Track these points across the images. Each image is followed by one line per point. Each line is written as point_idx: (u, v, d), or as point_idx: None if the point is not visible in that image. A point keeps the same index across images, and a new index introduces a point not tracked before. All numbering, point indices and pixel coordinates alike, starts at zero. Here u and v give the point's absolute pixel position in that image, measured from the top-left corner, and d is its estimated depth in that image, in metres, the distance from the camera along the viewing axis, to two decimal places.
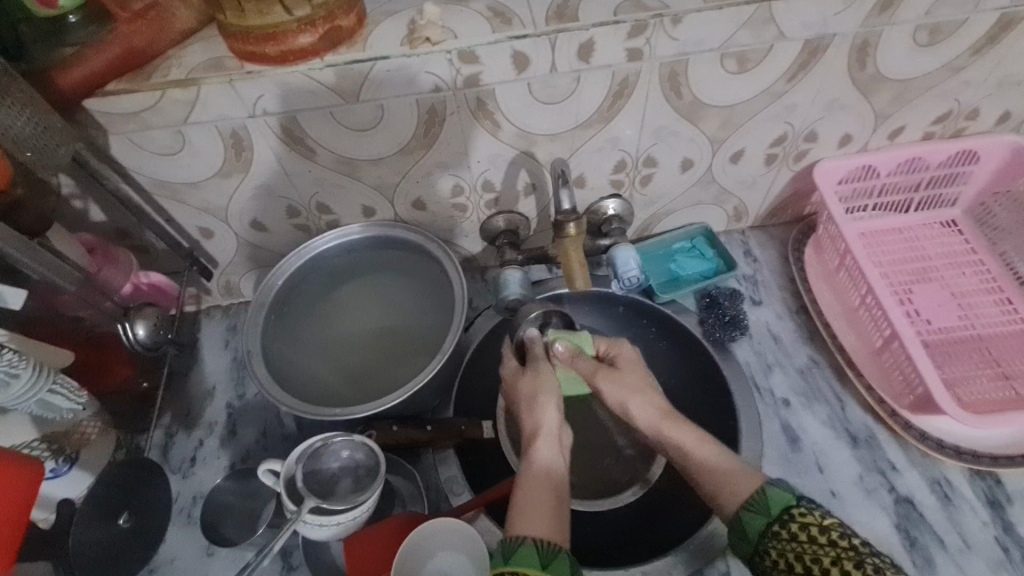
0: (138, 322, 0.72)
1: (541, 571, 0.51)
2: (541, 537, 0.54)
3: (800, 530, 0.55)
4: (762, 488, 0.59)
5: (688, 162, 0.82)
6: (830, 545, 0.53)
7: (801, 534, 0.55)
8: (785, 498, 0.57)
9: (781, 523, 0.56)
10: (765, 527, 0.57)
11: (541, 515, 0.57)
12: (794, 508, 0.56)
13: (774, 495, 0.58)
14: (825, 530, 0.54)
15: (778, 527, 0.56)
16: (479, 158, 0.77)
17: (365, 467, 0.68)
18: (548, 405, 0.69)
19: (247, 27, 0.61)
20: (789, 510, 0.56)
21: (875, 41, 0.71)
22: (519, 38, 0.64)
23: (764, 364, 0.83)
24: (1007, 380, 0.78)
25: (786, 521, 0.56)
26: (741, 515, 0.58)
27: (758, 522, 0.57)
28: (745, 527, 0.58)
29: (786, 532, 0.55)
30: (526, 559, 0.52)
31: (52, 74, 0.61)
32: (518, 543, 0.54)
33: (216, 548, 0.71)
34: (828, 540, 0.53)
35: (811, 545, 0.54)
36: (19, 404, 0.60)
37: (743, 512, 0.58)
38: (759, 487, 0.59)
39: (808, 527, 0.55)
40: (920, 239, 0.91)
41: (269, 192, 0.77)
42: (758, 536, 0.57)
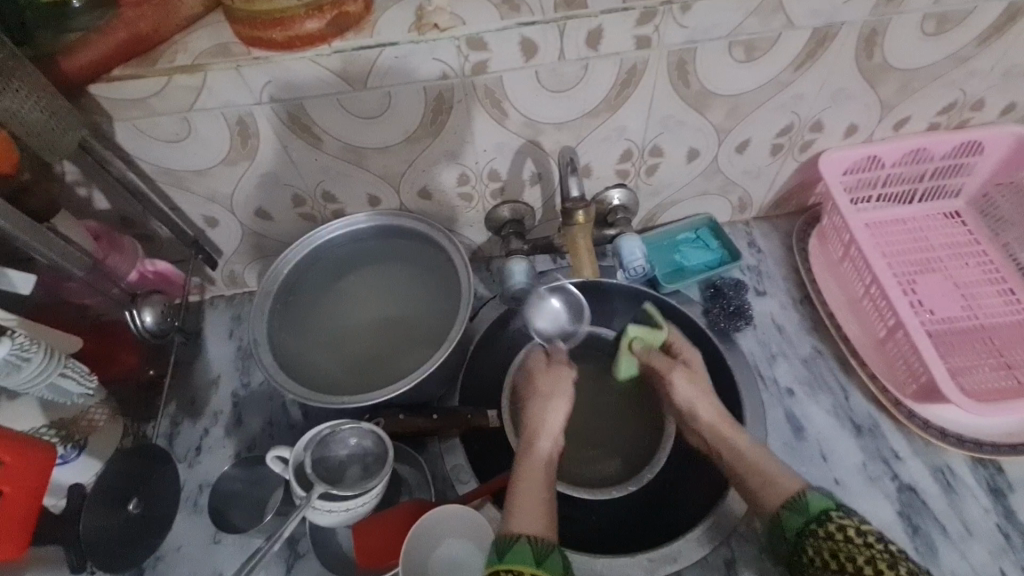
0: (146, 309, 0.72)
1: (535, 568, 0.58)
2: (535, 534, 0.60)
3: (837, 530, 0.58)
4: (804, 492, 0.63)
5: (694, 152, 0.82)
6: (866, 547, 0.56)
7: (837, 534, 0.58)
8: (825, 503, 0.61)
9: (819, 522, 0.60)
10: (803, 525, 0.60)
11: (535, 510, 0.63)
12: (831, 511, 0.60)
13: (816, 499, 0.62)
14: (863, 533, 0.57)
15: (815, 526, 0.60)
16: (485, 147, 0.77)
17: (374, 455, 0.68)
18: (556, 407, 0.74)
19: (256, 11, 0.60)
20: (826, 512, 0.60)
21: (883, 30, 0.71)
22: (527, 25, 0.64)
23: (769, 354, 0.83)
24: (1009, 369, 0.79)
25: (823, 520, 0.60)
26: (782, 513, 0.62)
27: (797, 522, 0.61)
28: (785, 524, 0.62)
29: (822, 531, 0.59)
30: (521, 554, 0.58)
31: (55, 59, 0.60)
32: (513, 540, 0.60)
33: (224, 535, 0.71)
34: (863, 542, 0.57)
35: (846, 544, 0.57)
36: (30, 387, 0.59)
37: (783, 510, 0.62)
38: (801, 490, 0.63)
39: (845, 528, 0.58)
40: (922, 230, 0.92)
41: (275, 180, 0.77)
42: (796, 535, 0.61)
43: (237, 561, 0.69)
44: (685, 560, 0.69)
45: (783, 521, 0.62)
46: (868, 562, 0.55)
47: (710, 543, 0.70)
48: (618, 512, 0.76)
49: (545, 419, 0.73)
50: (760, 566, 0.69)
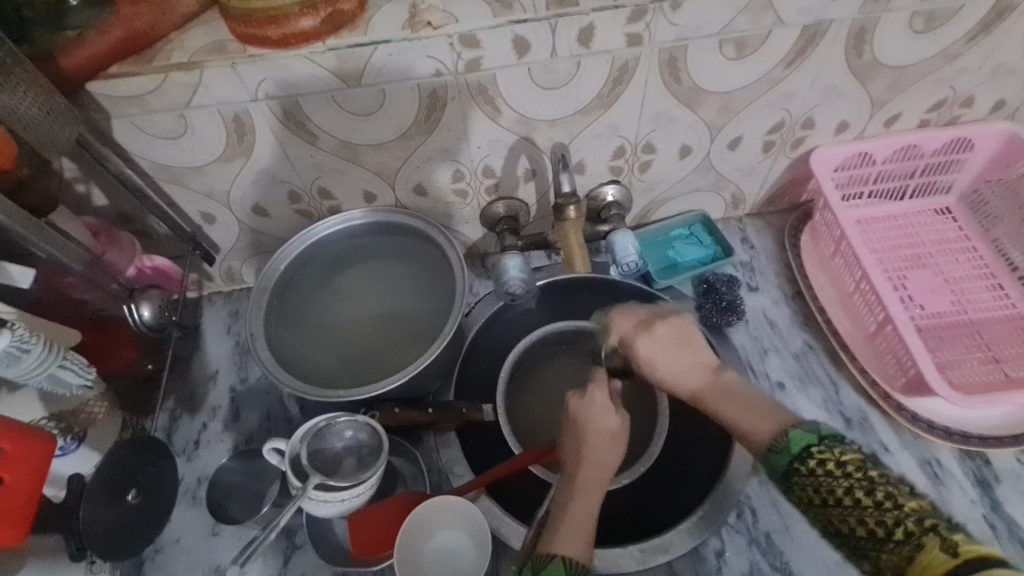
0: (144, 304, 0.74)
1: None
2: (569, 556, 0.60)
3: (818, 465, 0.57)
4: (787, 431, 0.61)
5: (687, 149, 0.83)
6: (844, 477, 0.55)
7: (818, 468, 0.57)
8: (807, 438, 0.59)
9: (802, 459, 0.58)
10: (789, 464, 0.59)
11: (577, 535, 0.62)
12: (814, 446, 0.58)
13: (797, 436, 0.60)
14: (842, 464, 0.55)
15: (799, 464, 0.58)
16: (479, 144, 0.77)
17: (369, 447, 0.69)
18: (597, 438, 0.69)
19: (251, 9, 0.61)
20: (808, 449, 0.58)
21: (872, 28, 0.72)
22: (519, 22, 0.65)
23: (760, 348, 0.85)
24: (997, 363, 0.80)
25: (805, 458, 0.58)
26: (769, 456, 0.61)
27: (783, 460, 0.60)
28: (772, 464, 0.61)
29: (805, 468, 0.58)
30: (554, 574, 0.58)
31: (53, 58, 0.61)
32: (548, 559, 0.59)
33: (222, 527, 0.72)
34: (843, 473, 0.55)
35: (828, 478, 0.56)
36: (31, 378, 0.60)
37: (769, 453, 0.61)
38: (784, 430, 0.61)
39: (825, 463, 0.56)
40: (913, 226, 0.92)
41: (271, 178, 0.78)
42: (783, 474, 0.59)
43: (235, 552, 0.71)
44: (676, 551, 0.70)
45: (771, 461, 0.61)
46: (847, 493, 0.54)
47: (700, 534, 0.71)
48: (615, 502, 0.77)
49: (592, 433, 0.69)
50: (751, 557, 0.70)
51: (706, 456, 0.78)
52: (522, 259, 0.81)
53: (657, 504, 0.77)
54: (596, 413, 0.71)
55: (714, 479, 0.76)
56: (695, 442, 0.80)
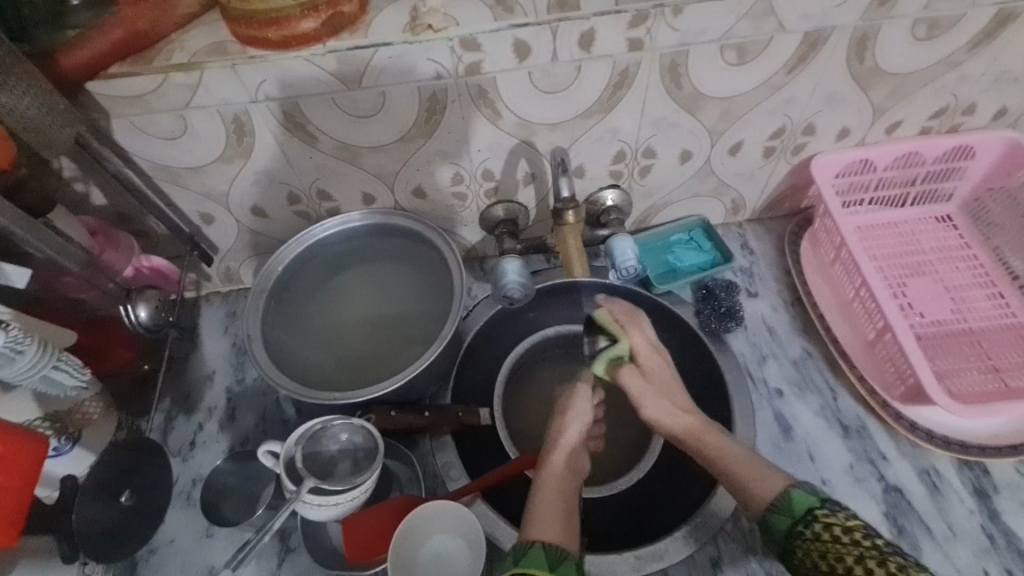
0: (140, 304, 0.74)
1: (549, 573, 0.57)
2: (548, 542, 0.60)
3: (824, 531, 0.57)
4: (787, 491, 0.61)
5: (687, 154, 0.83)
6: (852, 545, 0.55)
7: (824, 534, 0.57)
8: (809, 501, 0.60)
9: (806, 523, 0.58)
10: (790, 528, 0.59)
11: (552, 521, 0.63)
12: (818, 510, 0.59)
13: (800, 497, 0.60)
14: (849, 530, 0.56)
15: (804, 528, 0.58)
16: (479, 146, 0.77)
17: (364, 450, 0.69)
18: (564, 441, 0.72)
19: (251, 10, 0.61)
20: (812, 512, 0.59)
21: (874, 35, 0.71)
22: (520, 26, 0.65)
23: (759, 355, 0.84)
24: (997, 372, 0.79)
25: (810, 522, 0.58)
26: (769, 517, 0.61)
27: (783, 523, 0.60)
28: (773, 526, 0.61)
29: (810, 532, 0.58)
30: (534, 560, 0.58)
31: (54, 57, 0.61)
32: (528, 547, 0.60)
33: (216, 528, 0.72)
34: (851, 540, 0.55)
35: (834, 545, 0.56)
36: (24, 379, 0.60)
37: (771, 513, 0.61)
38: (784, 489, 0.62)
39: (832, 528, 0.57)
40: (913, 234, 0.92)
41: (271, 178, 0.78)
42: (785, 535, 0.60)
43: (229, 554, 0.71)
44: (671, 558, 0.70)
45: (770, 525, 0.61)
46: (858, 562, 0.54)
47: (695, 541, 0.71)
48: (610, 507, 0.78)
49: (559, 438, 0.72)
50: (747, 565, 0.69)
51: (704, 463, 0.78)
52: (520, 262, 0.82)
53: (654, 508, 0.77)
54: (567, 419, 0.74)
55: (711, 485, 0.75)
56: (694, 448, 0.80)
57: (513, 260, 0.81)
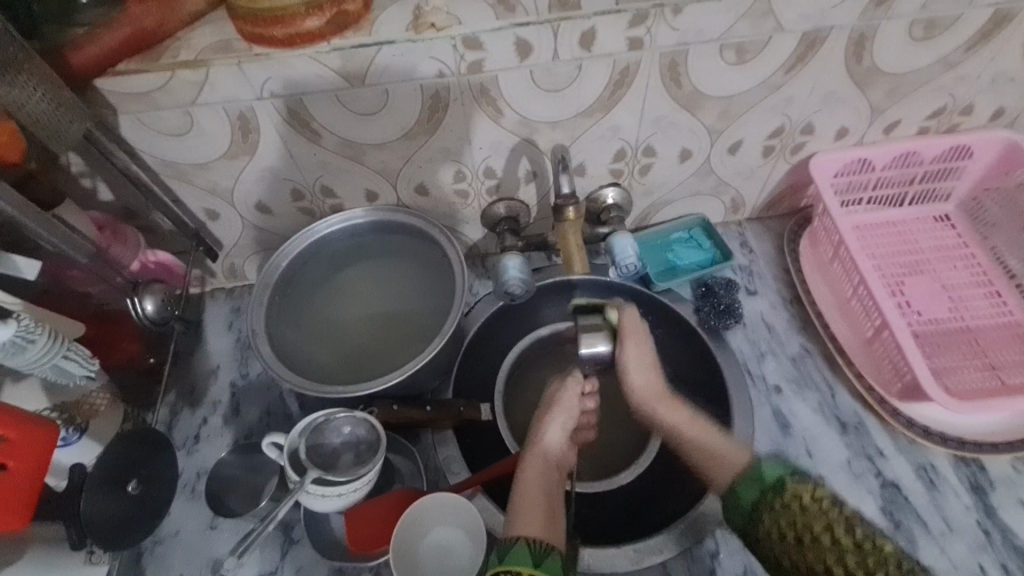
0: (147, 297, 0.74)
1: (533, 569, 0.57)
2: (533, 537, 0.61)
3: (792, 500, 0.62)
4: (756, 464, 0.67)
5: (687, 152, 0.84)
6: (821, 513, 0.60)
7: (790, 503, 0.62)
8: (779, 472, 0.65)
9: (775, 492, 0.63)
10: (758, 497, 0.64)
11: (534, 513, 0.64)
12: (785, 481, 0.64)
13: (769, 468, 0.66)
14: (819, 498, 0.61)
15: (770, 498, 0.63)
16: (480, 145, 0.78)
17: (367, 443, 0.70)
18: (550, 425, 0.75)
19: (257, 9, 0.62)
20: (782, 480, 0.64)
21: (872, 35, 0.72)
22: (522, 25, 0.66)
23: (758, 352, 0.85)
24: (993, 370, 0.80)
25: (779, 490, 0.63)
26: (737, 489, 0.67)
27: (751, 494, 0.65)
28: (739, 497, 0.66)
29: (777, 502, 0.62)
30: (518, 556, 0.59)
31: (63, 54, 0.62)
32: (511, 543, 0.60)
33: (220, 520, 0.73)
34: (818, 509, 0.60)
35: (801, 513, 0.60)
36: (35, 368, 0.61)
37: (738, 484, 0.67)
38: (756, 460, 0.68)
39: (800, 496, 0.62)
40: (911, 233, 0.93)
41: (275, 175, 0.79)
42: (750, 507, 0.64)
43: (233, 545, 0.71)
44: (670, 552, 0.70)
45: (738, 495, 0.66)
46: (825, 529, 0.59)
47: (693, 535, 0.71)
48: (610, 501, 0.79)
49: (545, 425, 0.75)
50: (745, 559, 0.70)
51: None
52: (523, 258, 0.83)
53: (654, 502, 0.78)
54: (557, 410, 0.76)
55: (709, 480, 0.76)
56: None
57: (516, 257, 0.82)
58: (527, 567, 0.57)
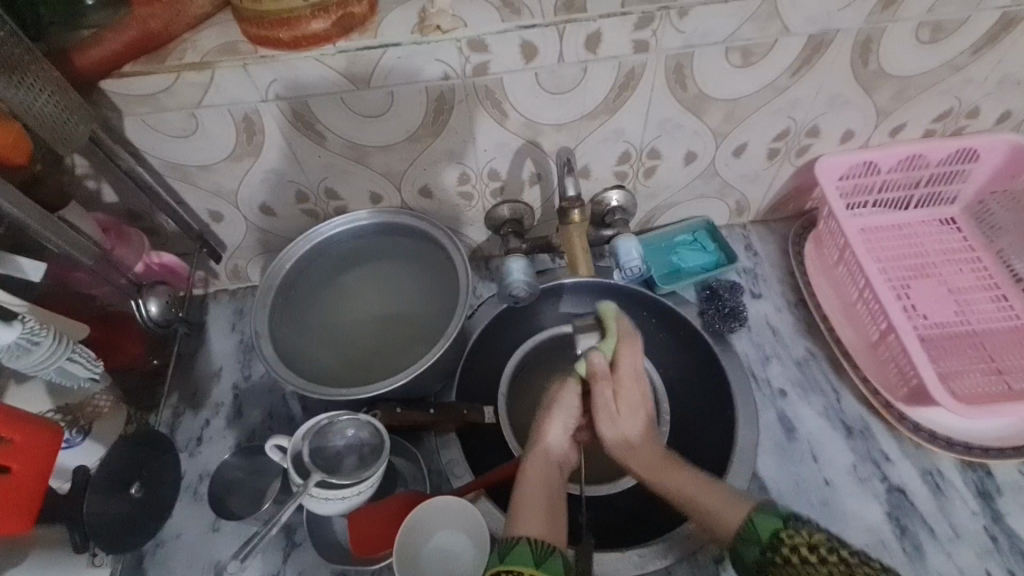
0: (150, 299, 0.73)
1: (535, 569, 0.57)
2: (534, 539, 0.60)
3: (792, 554, 0.54)
4: (752, 517, 0.59)
5: (691, 155, 0.84)
6: (821, 564, 0.52)
7: (792, 557, 0.54)
8: (773, 523, 0.57)
9: (773, 548, 0.56)
10: (760, 555, 0.57)
11: (537, 514, 0.63)
12: (783, 531, 0.56)
13: (763, 521, 0.58)
14: (816, 549, 0.53)
15: (772, 554, 0.56)
16: (485, 147, 0.78)
17: (370, 446, 0.70)
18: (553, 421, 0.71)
19: (263, 11, 0.62)
20: (778, 534, 0.56)
21: (878, 38, 0.72)
22: (527, 28, 0.65)
23: (763, 356, 0.85)
24: (1000, 375, 0.79)
25: (777, 547, 0.56)
26: (739, 548, 0.59)
27: (752, 554, 0.57)
28: (742, 556, 0.58)
29: (778, 557, 0.55)
30: (520, 557, 0.58)
31: (69, 56, 0.62)
32: (513, 542, 0.59)
33: (222, 522, 0.73)
34: (818, 559, 0.53)
35: (803, 565, 0.53)
36: (39, 370, 0.61)
37: (739, 544, 0.59)
38: (748, 516, 0.60)
39: (799, 549, 0.54)
40: (917, 236, 0.92)
41: (280, 177, 0.79)
42: (754, 562, 0.57)
43: (234, 549, 0.71)
44: (675, 556, 0.70)
45: (739, 554, 0.59)
46: None
47: (698, 540, 0.71)
48: (615, 504, 0.79)
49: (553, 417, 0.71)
50: None
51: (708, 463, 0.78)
52: (524, 260, 0.82)
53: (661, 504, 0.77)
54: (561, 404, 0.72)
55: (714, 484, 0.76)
56: None
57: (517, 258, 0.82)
58: (527, 567, 0.57)
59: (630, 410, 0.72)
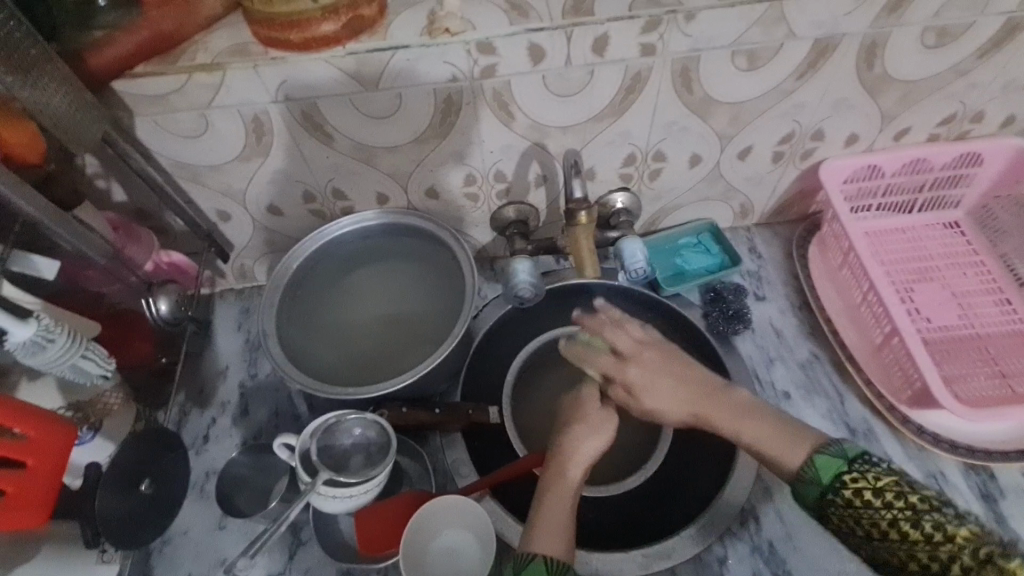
0: (161, 297, 0.75)
1: None
2: (548, 556, 0.61)
3: (855, 496, 0.58)
4: (811, 457, 0.61)
5: (697, 157, 0.84)
6: (886, 509, 0.56)
7: (854, 499, 0.57)
8: (835, 464, 0.59)
9: (836, 490, 0.59)
10: (821, 495, 0.59)
11: (555, 534, 0.63)
12: (846, 474, 0.58)
13: (826, 464, 0.60)
14: (881, 494, 0.57)
15: (834, 496, 0.59)
16: (492, 148, 0.79)
17: (377, 445, 0.70)
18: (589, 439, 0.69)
19: (275, 13, 0.63)
20: (840, 478, 0.59)
21: (883, 43, 0.72)
22: (536, 31, 0.66)
23: (767, 358, 0.85)
24: (1003, 378, 0.80)
25: (839, 488, 0.58)
26: (798, 485, 0.61)
27: (814, 493, 0.60)
28: (804, 492, 0.61)
29: (842, 499, 0.58)
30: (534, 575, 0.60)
31: (83, 56, 0.63)
32: (528, 560, 0.61)
33: (229, 520, 0.73)
34: (885, 504, 0.57)
35: (868, 510, 0.57)
36: (54, 367, 0.62)
37: (799, 483, 0.61)
38: (808, 457, 0.61)
39: (862, 492, 0.57)
40: (921, 240, 0.93)
41: (287, 178, 0.79)
42: (817, 502, 0.60)
43: (240, 547, 0.72)
44: (679, 557, 0.71)
45: (800, 493, 0.61)
46: (891, 526, 0.56)
47: (702, 540, 0.71)
48: (617, 506, 0.77)
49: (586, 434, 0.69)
50: (754, 566, 0.70)
51: (710, 465, 0.79)
52: (530, 261, 0.82)
53: (664, 504, 0.77)
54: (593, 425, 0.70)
55: (717, 485, 0.76)
56: (700, 448, 0.80)
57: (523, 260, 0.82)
58: None
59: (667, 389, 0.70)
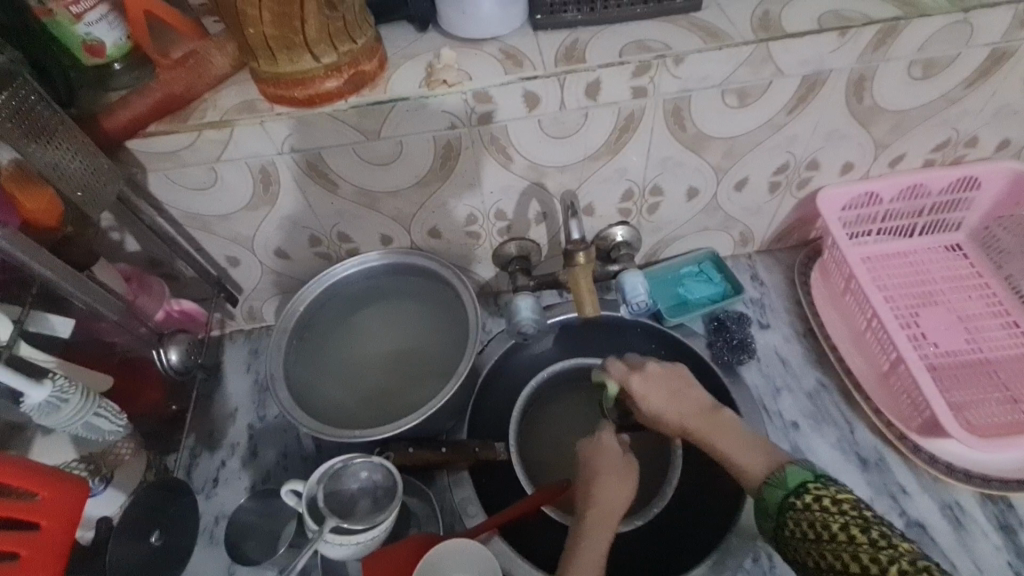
0: (172, 347, 0.77)
1: None
2: None
3: (813, 500, 0.58)
4: (784, 467, 0.62)
5: (693, 191, 0.86)
6: (839, 513, 0.56)
7: (813, 504, 0.58)
8: (804, 475, 0.61)
9: (797, 494, 0.60)
10: (783, 500, 0.60)
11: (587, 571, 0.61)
12: (811, 483, 0.60)
13: (794, 472, 0.61)
14: (838, 501, 0.57)
15: (794, 499, 0.59)
16: (491, 189, 0.80)
17: (383, 488, 0.70)
18: (610, 478, 0.68)
19: (279, 72, 0.66)
20: (804, 485, 0.60)
21: (871, 76, 0.74)
22: (529, 79, 0.68)
23: (773, 388, 0.84)
24: (1015, 404, 0.78)
25: (801, 493, 0.59)
26: (764, 489, 0.62)
27: (777, 496, 0.61)
28: (768, 500, 0.62)
29: (801, 503, 0.59)
30: None
31: (99, 119, 0.66)
32: None
33: (238, 566, 0.73)
34: (838, 510, 0.56)
35: (823, 513, 0.57)
36: (68, 425, 0.63)
37: (766, 487, 0.62)
38: (779, 464, 0.63)
39: (821, 498, 0.58)
40: (924, 263, 0.93)
41: (294, 224, 0.82)
42: (778, 509, 0.61)
43: None
44: None
45: (766, 498, 0.62)
46: (842, 529, 0.55)
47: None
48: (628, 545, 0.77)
49: (607, 471, 0.69)
50: None
51: (720, 498, 0.78)
52: (530, 296, 0.83)
53: (675, 540, 0.77)
54: (611, 462, 0.70)
55: (727, 520, 0.76)
56: (710, 482, 0.80)
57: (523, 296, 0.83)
58: None
59: (675, 398, 0.72)
